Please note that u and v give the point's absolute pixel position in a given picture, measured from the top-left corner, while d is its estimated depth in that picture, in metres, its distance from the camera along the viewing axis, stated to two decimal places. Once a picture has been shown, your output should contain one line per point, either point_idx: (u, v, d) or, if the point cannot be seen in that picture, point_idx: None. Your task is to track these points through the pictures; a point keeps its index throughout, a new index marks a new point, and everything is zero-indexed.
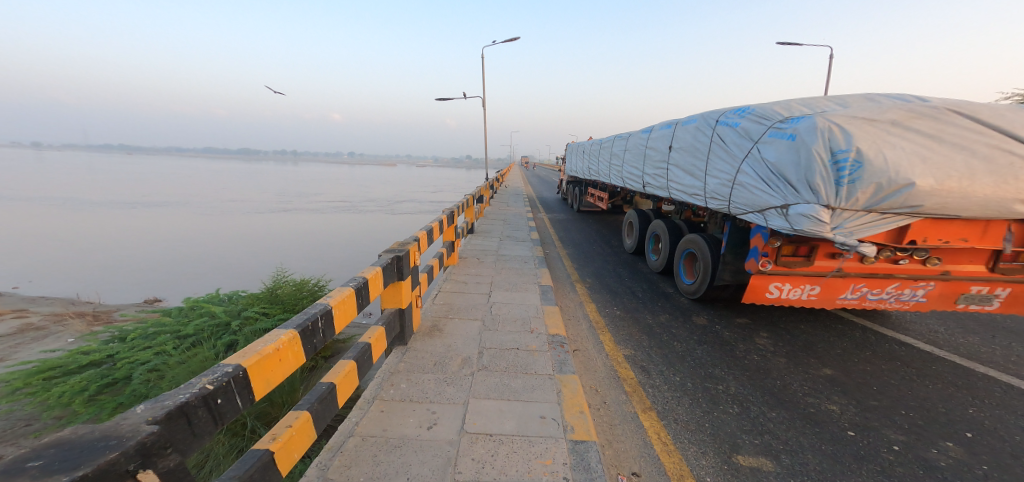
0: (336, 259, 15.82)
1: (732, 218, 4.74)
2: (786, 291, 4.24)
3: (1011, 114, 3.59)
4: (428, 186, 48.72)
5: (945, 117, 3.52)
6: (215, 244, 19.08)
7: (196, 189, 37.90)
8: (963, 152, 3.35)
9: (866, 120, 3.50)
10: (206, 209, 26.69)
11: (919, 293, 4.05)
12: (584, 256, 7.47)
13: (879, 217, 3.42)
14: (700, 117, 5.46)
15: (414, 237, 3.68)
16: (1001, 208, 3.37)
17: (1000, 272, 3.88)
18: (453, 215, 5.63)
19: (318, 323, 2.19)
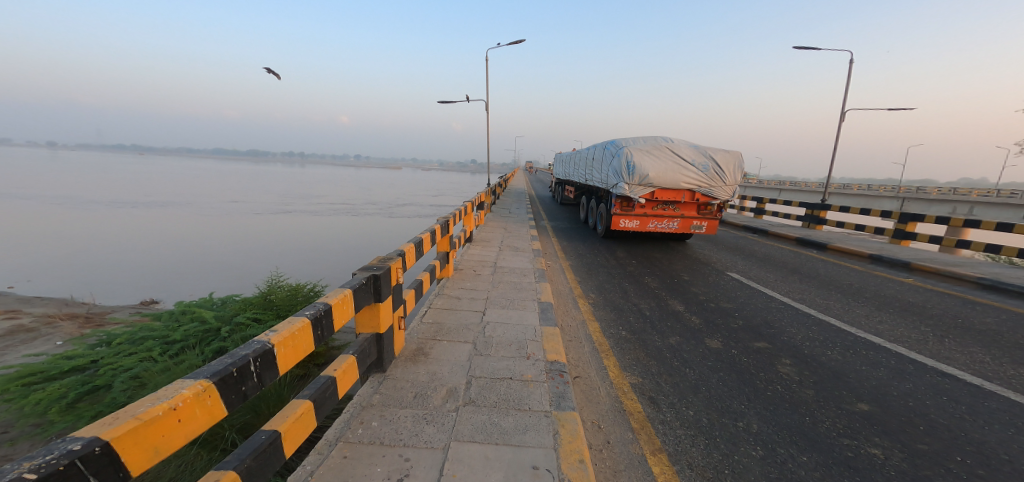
0: (333, 263, 15.36)
1: (608, 192, 9.49)
2: (624, 222, 8.84)
3: (695, 148, 8.50)
4: (430, 190, 48.30)
5: (668, 149, 8.44)
6: (212, 246, 18.68)
7: (200, 190, 37.69)
8: (670, 160, 8.32)
9: (639, 150, 8.44)
10: (208, 210, 26.39)
11: (673, 224, 8.75)
12: (588, 268, 7.04)
13: (644, 187, 8.34)
14: (604, 144, 10.23)
15: (398, 252, 3.27)
16: (685, 183, 8.24)
17: (705, 216, 8.71)
18: (448, 223, 5.22)
19: (253, 367, 1.73)
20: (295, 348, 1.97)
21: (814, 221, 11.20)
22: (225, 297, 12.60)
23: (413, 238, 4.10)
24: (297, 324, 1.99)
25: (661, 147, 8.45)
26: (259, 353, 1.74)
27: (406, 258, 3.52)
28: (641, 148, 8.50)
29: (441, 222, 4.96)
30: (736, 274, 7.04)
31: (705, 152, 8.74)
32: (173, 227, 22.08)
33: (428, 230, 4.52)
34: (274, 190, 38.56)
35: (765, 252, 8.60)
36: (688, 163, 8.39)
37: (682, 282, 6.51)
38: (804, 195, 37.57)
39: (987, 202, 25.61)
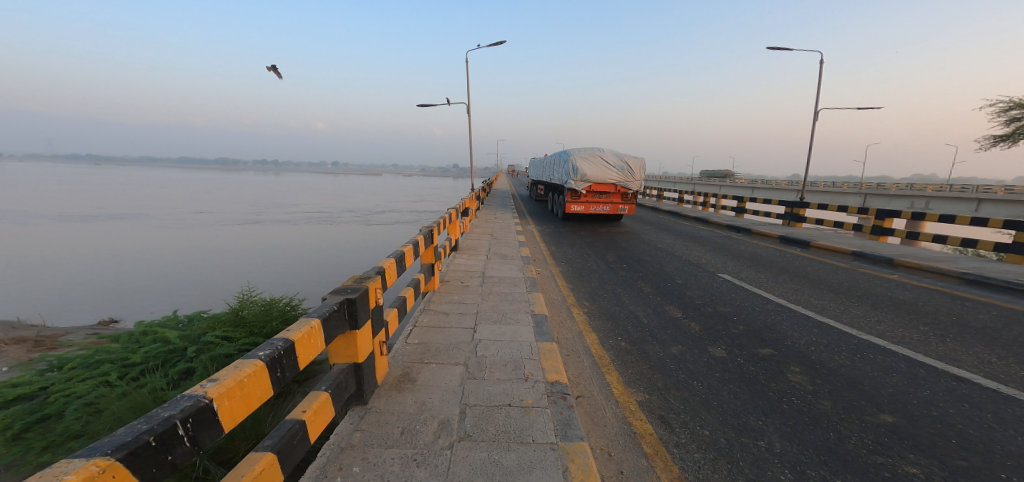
0: (309, 275, 14.63)
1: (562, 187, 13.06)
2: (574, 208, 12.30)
3: (617, 155, 12.16)
4: (407, 196, 47.30)
5: (598, 156, 12.08)
6: (176, 260, 17.58)
7: (164, 201, 35.70)
8: (600, 164, 11.99)
9: (579, 156, 12.05)
10: (172, 221, 24.93)
11: (606, 208, 12.29)
12: (579, 274, 6.79)
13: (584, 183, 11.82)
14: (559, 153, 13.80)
15: (377, 270, 2.92)
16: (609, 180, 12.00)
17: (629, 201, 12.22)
18: (433, 233, 4.87)
19: (183, 429, 1.34)
20: (246, 397, 1.59)
21: (795, 219, 11.28)
22: (191, 315, 11.77)
23: (396, 250, 3.73)
24: (247, 368, 1.61)
25: (595, 154, 12.10)
26: (191, 411, 1.36)
27: (387, 274, 3.16)
28: (581, 155, 12.12)
29: (425, 232, 4.61)
30: (728, 274, 6.87)
31: (627, 159, 12.56)
32: (134, 240, 20.74)
33: (412, 240, 4.16)
34: (244, 200, 36.94)
35: (753, 252, 8.52)
36: (613, 165, 12.07)
37: (675, 286, 6.31)
38: (775, 193, 38.48)
39: (945, 196, 26.71)
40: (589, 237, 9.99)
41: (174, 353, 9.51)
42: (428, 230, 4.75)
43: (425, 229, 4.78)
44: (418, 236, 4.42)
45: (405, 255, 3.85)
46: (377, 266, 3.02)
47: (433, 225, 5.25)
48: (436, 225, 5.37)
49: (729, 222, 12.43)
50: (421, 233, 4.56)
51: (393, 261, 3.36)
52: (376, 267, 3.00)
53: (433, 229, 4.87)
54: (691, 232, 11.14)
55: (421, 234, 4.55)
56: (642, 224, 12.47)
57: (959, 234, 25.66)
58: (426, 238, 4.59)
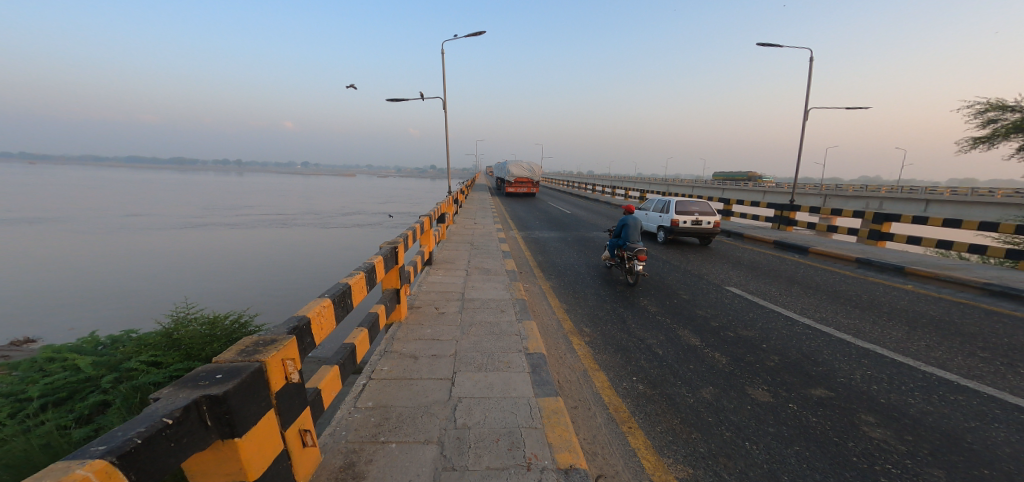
0: (260, 286, 12.97)
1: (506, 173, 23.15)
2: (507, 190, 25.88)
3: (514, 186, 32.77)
4: (372, 197, 45.00)
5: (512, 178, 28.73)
6: (105, 270, 15.39)
7: (101, 202, 32.26)
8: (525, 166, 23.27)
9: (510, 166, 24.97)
10: (108, 226, 22.36)
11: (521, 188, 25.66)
12: (572, 291, 5.88)
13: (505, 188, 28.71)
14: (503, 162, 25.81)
15: (293, 325, 1.90)
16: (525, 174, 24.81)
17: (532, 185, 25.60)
18: (398, 249, 3.81)
19: None
20: None
21: (786, 223, 10.76)
22: (117, 336, 10.08)
23: (339, 281, 2.65)
24: None
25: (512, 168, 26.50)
26: None
27: (311, 328, 2.09)
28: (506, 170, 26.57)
29: (386, 252, 3.54)
30: (738, 286, 6.08)
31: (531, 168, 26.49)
32: (57, 247, 18.21)
33: (366, 264, 3.08)
34: (194, 201, 34.01)
35: (754, 259, 7.80)
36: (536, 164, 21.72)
37: (684, 301, 5.46)
38: (741, 193, 38.79)
39: (897, 197, 27.24)
40: (576, 243, 9.13)
41: (86, 384, 7.92)
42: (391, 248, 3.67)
43: (386, 247, 3.71)
44: (377, 256, 3.35)
45: (354, 287, 2.76)
46: (292, 321, 1.95)
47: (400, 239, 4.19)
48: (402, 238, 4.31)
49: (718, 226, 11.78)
50: (381, 253, 3.49)
51: (327, 302, 2.28)
52: (287, 324, 1.93)
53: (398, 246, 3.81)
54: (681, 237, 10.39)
55: (382, 253, 3.48)
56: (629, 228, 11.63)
57: (917, 232, 26.28)
58: (387, 258, 3.52)
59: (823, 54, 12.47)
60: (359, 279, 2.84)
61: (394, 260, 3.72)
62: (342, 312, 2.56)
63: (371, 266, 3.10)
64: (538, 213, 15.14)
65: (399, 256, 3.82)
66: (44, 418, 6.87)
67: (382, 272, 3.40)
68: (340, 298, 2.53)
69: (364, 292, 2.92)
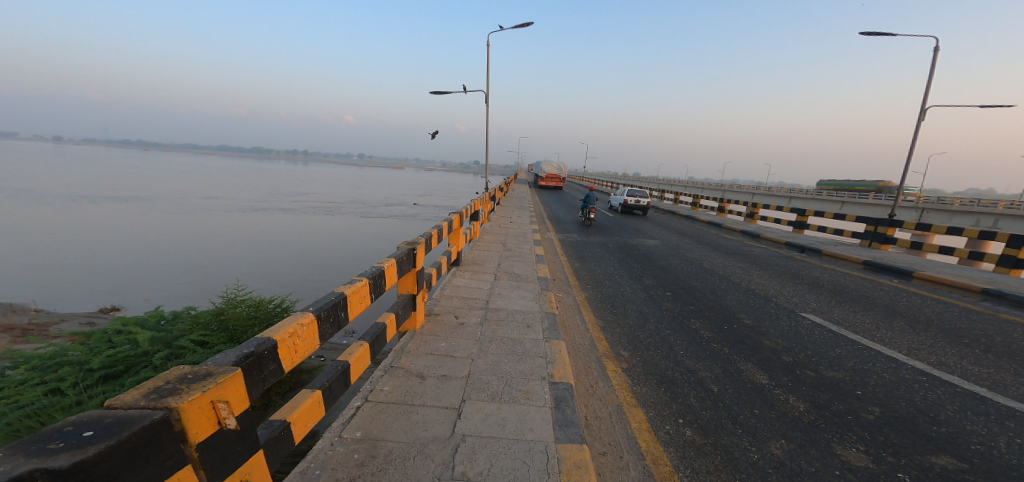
0: (306, 272, 13.30)
1: None
2: None
3: None
4: (421, 190, 45.91)
5: None
6: (175, 247, 16.65)
7: (181, 186, 35.38)
8: None
9: None
10: (182, 207, 24.34)
11: None
12: (611, 306, 5.21)
13: None
14: None
15: (245, 354, 1.53)
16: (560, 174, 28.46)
17: None
18: (419, 250, 3.39)
19: None
20: None
21: (880, 240, 9.27)
22: (174, 312, 10.64)
23: (333, 291, 2.23)
24: None
25: None
26: None
27: (278, 354, 1.71)
28: None
29: (403, 254, 3.11)
30: (815, 313, 5.08)
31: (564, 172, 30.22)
32: (141, 224, 20.05)
33: (375, 269, 2.66)
34: (259, 187, 36.40)
35: (836, 282, 6.62)
36: None
37: (747, 328, 4.61)
38: (814, 201, 35.04)
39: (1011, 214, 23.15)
40: (621, 250, 8.38)
41: (141, 359, 8.39)
42: (409, 249, 3.24)
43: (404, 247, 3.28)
44: (391, 258, 2.92)
45: (352, 298, 2.34)
46: (248, 346, 1.58)
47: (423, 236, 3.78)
48: (427, 237, 3.90)
49: (786, 239, 10.47)
50: (397, 254, 3.07)
51: (307, 320, 1.87)
52: (236, 352, 1.54)
53: (418, 246, 3.38)
54: (744, 250, 9.25)
55: (397, 254, 3.05)
56: (681, 237, 10.60)
57: None
58: (402, 262, 3.08)
59: (941, 46, 10.45)
60: (362, 286, 2.42)
61: (411, 263, 3.30)
62: (332, 329, 2.16)
63: (381, 271, 2.68)
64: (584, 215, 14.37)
65: (418, 259, 3.39)
66: (100, 390, 7.31)
67: (396, 277, 2.97)
68: (331, 312, 2.12)
69: (366, 303, 2.49)
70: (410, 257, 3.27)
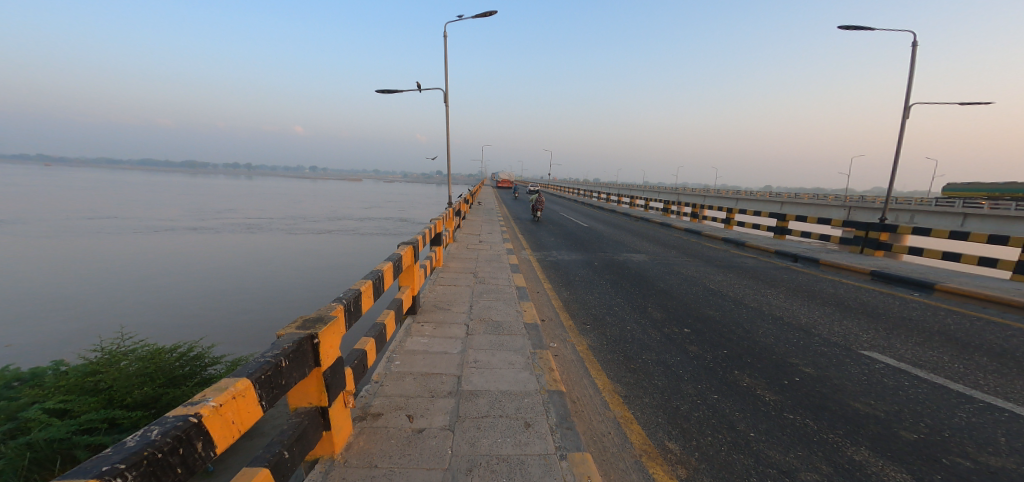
0: (223, 302, 10.87)
1: None
2: None
3: None
4: (369, 203, 43.00)
5: None
6: (53, 276, 13.36)
7: (77, 205, 30.25)
8: None
9: None
10: (74, 230, 20.35)
11: None
12: (627, 359, 3.87)
13: None
14: None
15: None
16: None
17: None
18: (324, 335, 1.80)
19: None
20: None
21: (873, 246, 8.70)
22: (36, 368, 7.61)
23: None
24: None
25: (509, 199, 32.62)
26: None
27: None
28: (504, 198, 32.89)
29: (278, 358, 1.51)
30: (877, 351, 4.02)
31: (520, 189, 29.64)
32: (11, 252, 16.19)
33: (160, 428, 1.05)
34: (178, 204, 32.02)
35: (861, 300, 5.69)
36: None
37: (814, 381, 3.44)
38: (758, 203, 36.38)
39: (931, 211, 24.66)
40: (607, 269, 7.13)
41: None
42: (301, 340, 1.65)
43: (286, 337, 1.68)
44: (237, 379, 1.32)
45: None
46: None
47: (345, 296, 2.20)
48: (358, 294, 2.32)
49: (773, 246, 9.72)
50: (261, 362, 1.47)
51: None
52: None
53: (321, 327, 1.79)
54: (736, 262, 8.28)
55: (259, 363, 1.45)
56: (666, 248, 9.51)
57: (952, 249, 23.81)
58: (274, 375, 1.47)
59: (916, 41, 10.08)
60: None
61: (307, 364, 1.71)
62: None
63: (179, 434, 1.06)
64: (552, 226, 13.11)
65: (324, 350, 1.81)
66: None
67: (256, 412, 1.37)
68: None
69: None
70: (303, 354, 1.67)
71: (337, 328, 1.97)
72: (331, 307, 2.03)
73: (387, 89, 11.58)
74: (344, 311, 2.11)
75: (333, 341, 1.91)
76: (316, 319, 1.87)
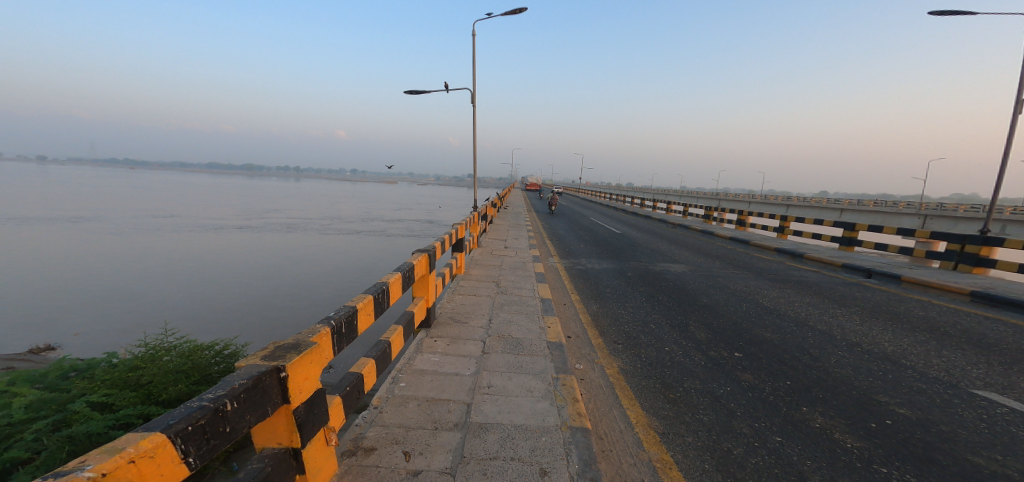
0: (261, 301, 11.13)
1: None
2: None
3: None
4: (403, 205, 43.74)
5: None
6: (113, 270, 14.25)
7: (137, 205, 32.48)
8: None
9: None
10: (134, 229, 21.73)
11: None
12: (668, 387, 3.36)
13: None
14: None
15: None
16: None
17: None
18: (295, 367, 1.49)
19: None
20: None
21: (972, 263, 7.65)
22: (88, 359, 7.94)
23: None
24: None
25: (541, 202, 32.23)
26: None
27: None
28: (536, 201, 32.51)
29: (221, 401, 1.22)
30: (992, 391, 3.29)
31: None
32: (78, 248, 17.42)
33: None
34: (226, 205, 33.74)
35: (957, 326, 4.83)
36: None
37: (912, 426, 2.79)
38: (811, 209, 33.90)
39: (1019, 219, 21.89)
40: (644, 280, 6.57)
41: (16, 429, 5.65)
42: (260, 376, 1.35)
43: (245, 369, 1.39)
44: (144, 436, 1.03)
45: None
46: None
47: (336, 315, 1.88)
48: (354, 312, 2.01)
49: (835, 259, 8.75)
50: (196, 407, 1.17)
51: None
52: None
53: (292, 358, 1.49)
54: (795, 276, 7.43)
55: (191, 410, 1.16)
56: (711, 258, 8.76)
57: None
58: (208, 424, 1.17)
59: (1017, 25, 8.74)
60: None
61: (270, 402, 1.42)
62: None
63: None
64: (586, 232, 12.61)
65: (294, 386, 1.50)
66: None
67: (170, 474, 1.08)
68: None
69: None
70: (262, 392, 1.36)
71: (317, 357, 1.66)
72: (314, 330, 1.72)
73: (421, 91, 11.44)
74: (332, 334, 1.80)
75: (310, 373, 1.60)
76: (291, 347, 1.56)
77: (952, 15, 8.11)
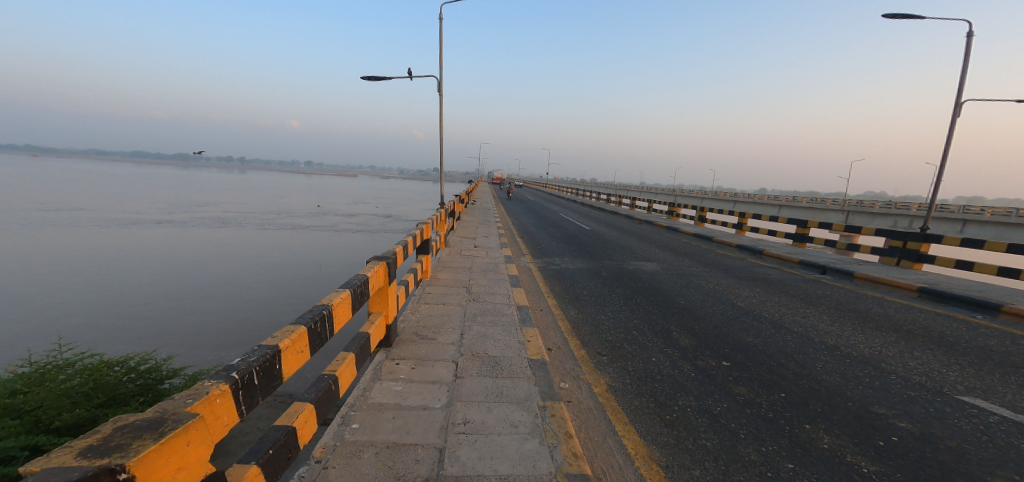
0: (191, 306, 9.87)
1: None
2: None
3: None
4: (357, 199, 41.74)
5: None
6: (8, 271, 12.21)
7: (45, 196, 28.62)
8: None
9: None
10: (41, 224, 19.02)
11: None
12: (660, 406, 3.02)
13: None
14: None
15: None
16: None
17: None
18: (148, 461, 0.91)
19: None
20: None
21: (914, 258, 7.92)
22: None
23: None
24: None
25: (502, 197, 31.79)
26: None
27: None
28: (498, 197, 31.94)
29: None
30: (978, 396, 3.21)
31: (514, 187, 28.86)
32: None
33: None
34: (154, 197, 30.49)
35: (921, 324, 4.89)
36: None
37: (921, 442, 2.60)
38: (756, 206, 35.95)
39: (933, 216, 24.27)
40: (618, 281, 6.29)
41: None
42: None
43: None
44: None
45: None
46: None
47: (242, 364, 1.31)
48: (274, 356, 1.45)
49: (792, 255, 8.97)
50: None
51: None
52: None
53: (145, 447, 0.92)
54: (759, 273, 7.46)
55: None
56: (679, 256, 8.70)
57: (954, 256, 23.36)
58: None
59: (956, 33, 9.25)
60: None
61: None
62: None
63: None
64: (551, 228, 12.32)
65: None
66: None
67: None
68: None
69: None
70: None
71: (201, 433, 1.09)
72: (199, 390, 1.14)
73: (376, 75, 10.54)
74: (232, 394, 1.23)
75: (184, 462, 1.02)
76: (146, 428, 0.98)
77: (903, 19, 8.41)
